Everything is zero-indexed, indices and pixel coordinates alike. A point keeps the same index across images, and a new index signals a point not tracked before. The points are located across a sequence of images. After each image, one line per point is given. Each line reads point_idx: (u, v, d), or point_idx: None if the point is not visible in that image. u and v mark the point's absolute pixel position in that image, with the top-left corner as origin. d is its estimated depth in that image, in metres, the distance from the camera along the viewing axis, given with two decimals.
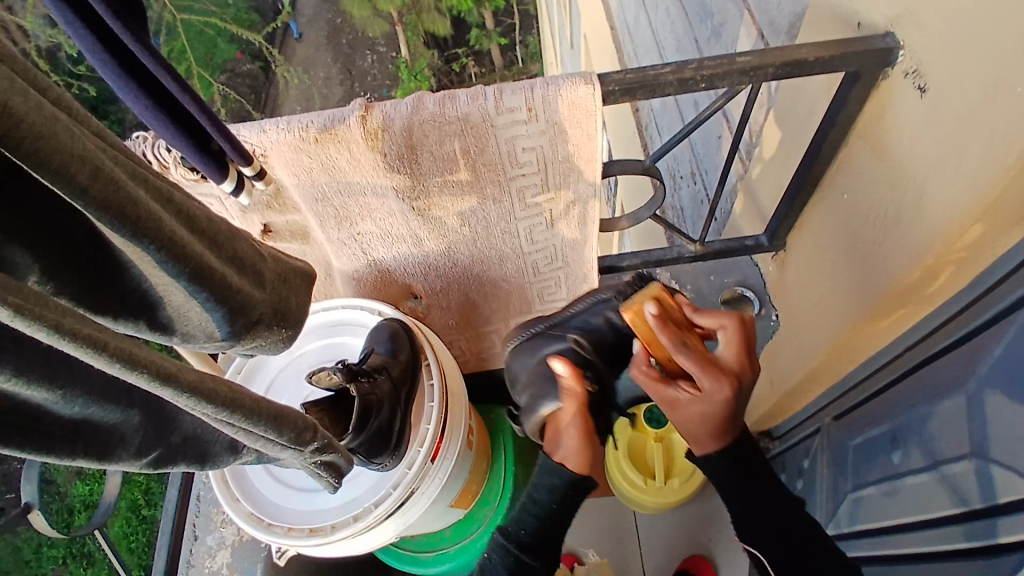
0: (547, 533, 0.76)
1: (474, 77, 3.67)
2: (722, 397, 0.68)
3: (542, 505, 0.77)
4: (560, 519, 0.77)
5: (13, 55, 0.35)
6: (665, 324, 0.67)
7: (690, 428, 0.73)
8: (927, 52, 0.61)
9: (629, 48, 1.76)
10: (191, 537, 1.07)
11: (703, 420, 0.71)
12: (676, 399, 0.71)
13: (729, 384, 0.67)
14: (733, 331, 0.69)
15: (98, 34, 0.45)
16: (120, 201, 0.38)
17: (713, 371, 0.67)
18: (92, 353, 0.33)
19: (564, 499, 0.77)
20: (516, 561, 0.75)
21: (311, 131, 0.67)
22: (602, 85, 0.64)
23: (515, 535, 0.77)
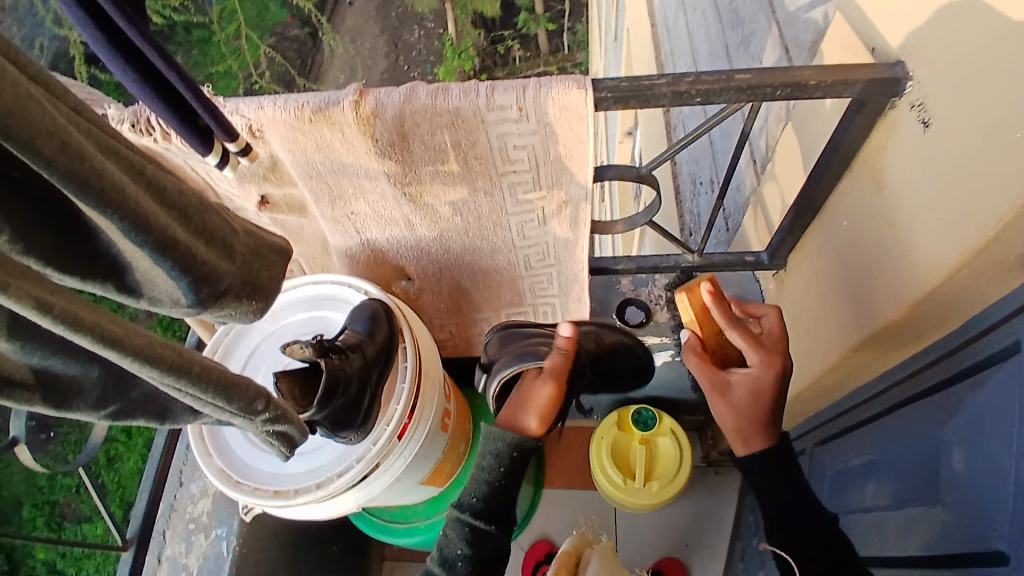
0: (497, 499, 0.84)
1: (517, 60, 3.62)
2: (770, 373, 0.76)
3: (489, 472, 0.85)
4: (508, 487, 0.84)
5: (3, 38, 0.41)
6: (721, 303, 0.77)
7: (742, 416, 0.78)
8: (934, 87, 0.60)
9: (666, 47, 1.72)
10: (176, 483, 1.12)
11: (752, 401, 0.77)
12: (730, 382, 0.78)
13: (781, 361, 0.76)
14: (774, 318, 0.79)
15: (90, 14, 0.50)
16: (84, 172, 0.41)
17: (761, 349, 0.76)
18: (38, 314, 0.38)
19: (507, 471, 0.85)
20: (471, 530, 0.82)
21: (306, 111, 0.71)
22: (595, 90, 0.65)
23: (467, 505, 0.84)
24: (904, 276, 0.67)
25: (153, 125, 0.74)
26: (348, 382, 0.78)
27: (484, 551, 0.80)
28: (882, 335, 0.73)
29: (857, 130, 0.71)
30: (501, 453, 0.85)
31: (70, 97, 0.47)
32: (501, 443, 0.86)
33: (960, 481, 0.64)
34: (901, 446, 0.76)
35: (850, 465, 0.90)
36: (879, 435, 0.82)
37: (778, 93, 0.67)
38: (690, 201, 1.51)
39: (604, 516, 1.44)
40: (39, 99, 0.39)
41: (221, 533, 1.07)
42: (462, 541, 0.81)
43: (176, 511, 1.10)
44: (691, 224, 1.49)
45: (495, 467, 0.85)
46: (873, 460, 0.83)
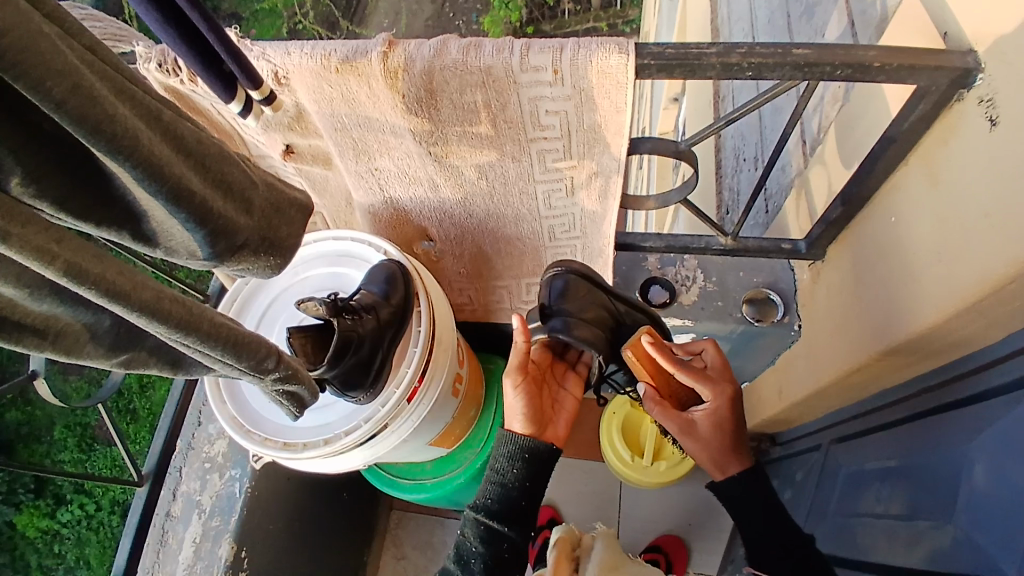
0: (514, 502, 0.81)
1: (566, 14, 3.47)
2: (724, 402, 0.82)
3: (504, 474, 0.82)
4: (525, 489, 0.82)
5: None
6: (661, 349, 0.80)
7: (712, 452, 0.82)
8: (1006, 84, 0.55)
9: (724, 10, 1.61)
10: (196, 422, 1.17)
11: (717, 433, 0.82)
12: (691, 421, 0.83)
13: (732, 388, 0.82)
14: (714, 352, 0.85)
15: None
16: (97, 117, 0.40)
17: (710, 381, 0.81)
18: (41, 264, 0.38)
19: (529, 472, 0.82)
20: (487, 529, 0.80)
21: (333, 60, 0.68)
22: (637, 56, 0.60)
23: (482, 504, 0.82)
24: (945, 285, 0.63)
25: (180, 66, 0.73)
26: (360, 343, 0.78)
27: (500, 551, 0.80)
28: (915, 343, 0.69)
29: (918, 119, 0.65)
30: (512, 455, 0.83)
31: (85, 36, 0.46)
32: (511, 447, 0.84)
33: (975, 502, 0.61)
34: (918, 457, 0.73)
35: (864, 469, 0.87)
36: (899, 444, 0.79)
37: (838, 73, 0.62)
38: (731, 178, 1.44)
39: (609, 489, 1.45)
40: (51, 36, 0.37)
41: (235, 474, 1.12)
42: (477, 540, 0.80)
43: (194, 449, 1.15)
44: (729, 203, 1.43)
45: (509, 470, 0.82)
46: (888, 468, 0.81)
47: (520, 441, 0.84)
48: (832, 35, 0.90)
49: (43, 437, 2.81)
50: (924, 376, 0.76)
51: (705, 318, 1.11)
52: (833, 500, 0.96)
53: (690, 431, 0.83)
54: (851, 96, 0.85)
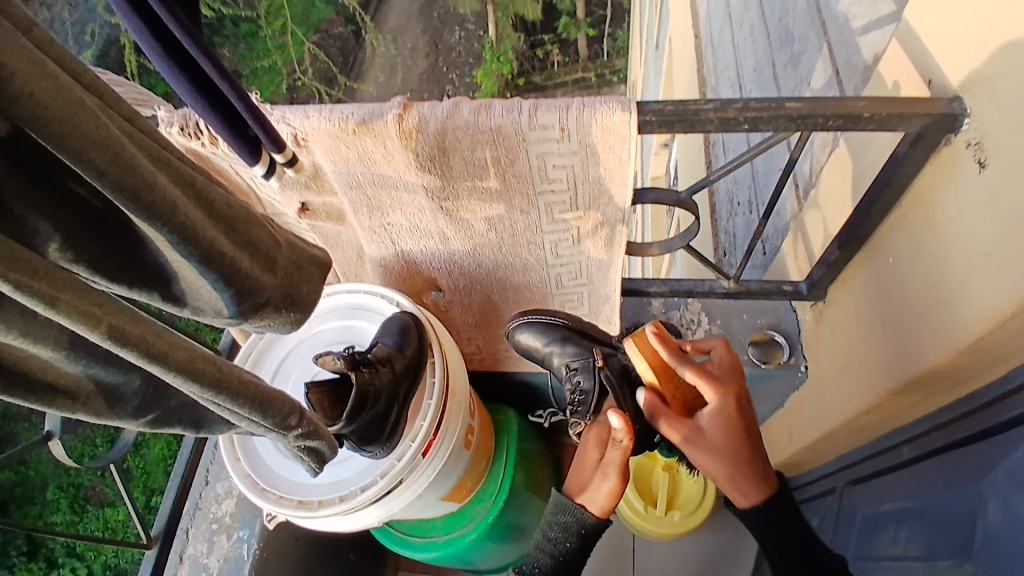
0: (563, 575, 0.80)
1: (556, 66, 3.63)
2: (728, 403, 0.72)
3: (556, 544, 0.80)
4: (575, 559, 0.80)
5: (59, 49, 0.43)
6: (666, 340, 0.73)
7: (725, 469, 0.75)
8: (995, 128, 0.58)
9: (708, 61, 1.70)
10: (203, 480, 1.16)
11: (728, 432, 0.73)
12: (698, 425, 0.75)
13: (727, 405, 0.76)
14: (723, 351, 0.76)
15: (156, 34, 0.54)
16: (136, 184, 0.42)
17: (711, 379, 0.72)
18: (85, 326, 0.39)
19: (579, 538, 0.79)
20: None
21: (350, 123, 0.71)
22: (639, 113, 0.64)
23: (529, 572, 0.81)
24: (950, 321, 0.64)
25: (200, 129, 0.76)
26: (376, 398, 0.79)
27: None
28: (926, 380, 0.70)
29: (912, 162, 0.68)
30: (569, 529, 0.79)
31: (124, 107, 0.48)
32: (568, 518, 0.79)
33: (995, 536, 0.60)
34: (933, 494, 0.72)
35: (881, 510, 0.86)
36: (916, 483, 0.78)
37: (831, 123, 0.65)
38: (727, 221, 1.48)
39: (622, 540, 1.42)
40: (92, 109, 0.40)
41: (243, 535, 1.09)
42: None
43: (202, 509, 1.14)
44: (726, 245, 1.46)
45: (564, 542, 0.79)
46: (906, 507, 0.79)
47: (580, 516, 0.78)
48: (818, 85, 0.95)
49: (35, 497, 2.73)
50: (935, 412, 0.76)
51: None
52: (853, 543, 0.93)
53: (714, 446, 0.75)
54: (841, 142, 0.89)
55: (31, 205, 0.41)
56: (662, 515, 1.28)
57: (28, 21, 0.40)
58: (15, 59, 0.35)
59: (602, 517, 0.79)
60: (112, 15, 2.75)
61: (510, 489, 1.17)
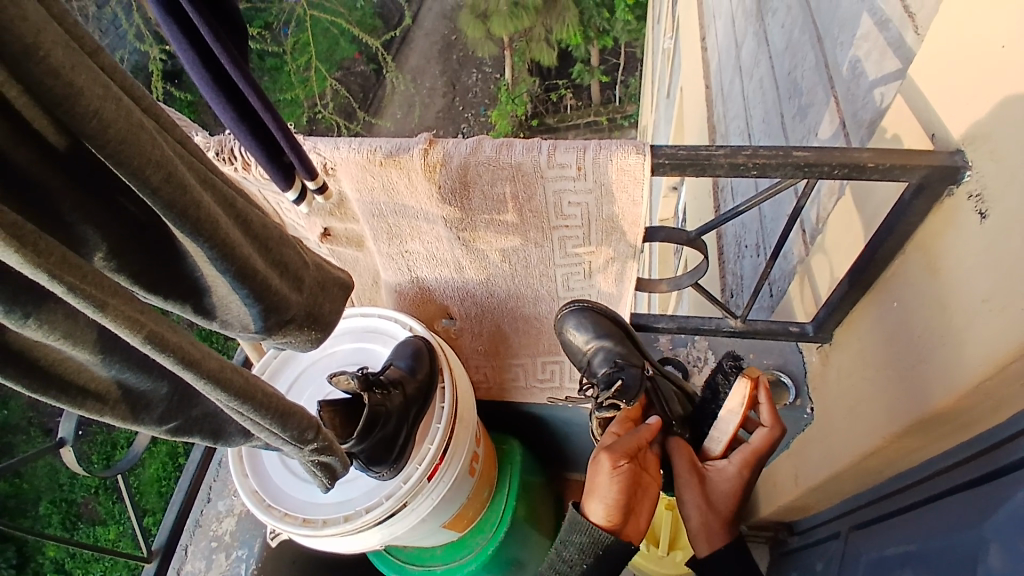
0: None
1: (569, 109, 3.75)
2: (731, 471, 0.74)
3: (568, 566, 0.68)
4: None
5: (124, 76, 0.47)
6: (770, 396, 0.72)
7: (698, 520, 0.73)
8: (995, 181, 0.60)
9: (718, 110, 1.76)
10: (205, 498, 1.17)
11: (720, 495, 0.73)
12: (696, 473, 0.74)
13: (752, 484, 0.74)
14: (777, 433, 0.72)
15: (211, 71, 0.58)
16: (185, 203, 0.45)
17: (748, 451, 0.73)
18: (129, 331, 0.42)
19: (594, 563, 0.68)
20: None
21: (378, 155, 0.75)
22: (652, 156, 0.66)
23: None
24: (952, 365, 0.65)
25: (235, 155, 0.80)
26: (387, 419, 0.80)
27: None
28: (930, 423, 0.71)
29: (914, 211, 0.71)
30: (586, 550, 0.68)
31: (177, 131, 0.52)
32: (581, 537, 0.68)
33: None
34: (935, 538, 0.72)
35: (884, 556, 0.85)
36: (919, 528, 0.77)
37: (836, 172, 0.69)
38: (734, 264, 1.50)
39: None
40: (151, 131, 0.43)
41: (242, 554, 1.09)
42: None
43: (201, 527, 1.14)
44: (733, 286, 1.48)
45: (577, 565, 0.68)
46: (908, 551, 0.78)
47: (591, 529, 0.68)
48: (825, 136, 0.99)
49: (27, 512, 2.70)
50: (939, 456, 0.76)
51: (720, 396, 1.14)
52: None
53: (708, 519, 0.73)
54: (847, 190, 0.92)
55: (85, 215, 0.44)
56: (663, 555, 1.27)
57: (97, 47, 0.44)
58: (86, 79, 0.38)
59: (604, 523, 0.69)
60: (147, 46, 2.88)
61: (511, 522, 1.16)
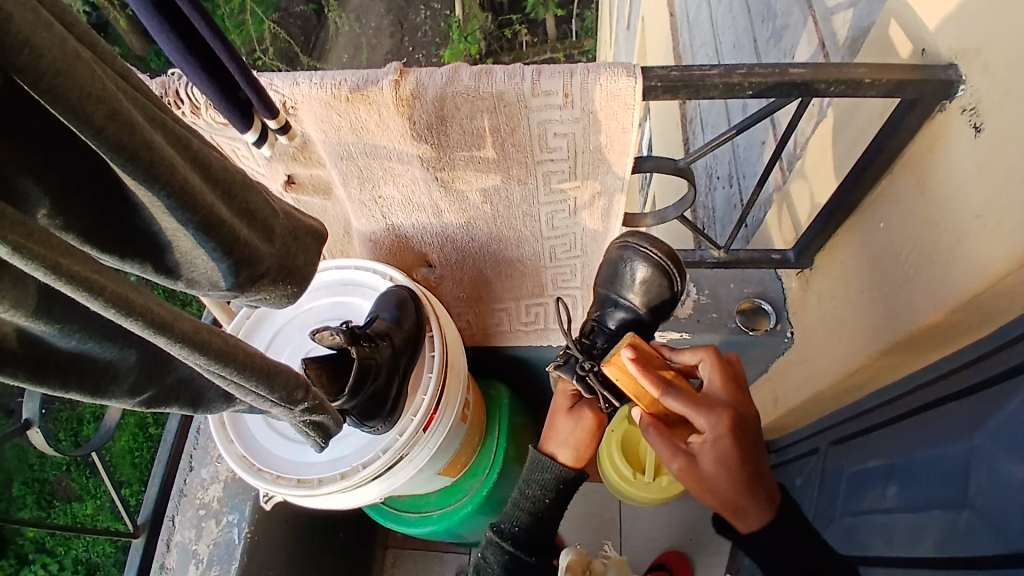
0: (539, 530, 0.85)
1: (525, 46, 3.56)
2: (725, 432, 0.71)
3: (535, 501, 0.85)
4: (550, 514, 0.85)
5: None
6: (644, 368, 0.74)
7: (726, 497, 0.72)
8: (989, 95, 0.58)
9: (684, 39, 1.70)
10: (187, 467, 1.12)
11: (724, 466, 0.71)
12: (691, 456, 0.73)
13: (727, 416, 0.71)
14: (712, 364, 0.77)
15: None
16: (134, 144, 0.39)
17: (703, 405, 0.72)
18: (87, 295, 0.36)
19: (555, 492, 0.85)
20: (510, 558, 0.84)
21: (343, 90, 0.69)
22: (644, 79, 0.63)
23: (507, 531, 0.86)
24: (943, 282, 0.66)
25: (182, 98, 0.72)
26: (378, 371, 0.77)
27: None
28: (918, 337, 0.72)
29: (904, 130, 0.70)
30: (547, 485, 0.85)
31: (116, 62, 0.45)
32: (549, 475, 0.85)
33: (986, 488, 0.63)
34: (921, 451, 0.75)
35: (867, 468, 0.89)
36: (903, 440, 0.80)
37: (830, 89, 0.67)
38: (705, 196, 1.49)
39: (609, 510, 1.47)
40: (87, 62, 0.36)
41: (233, 519, 1.07)
42: (498, 566, 0.84)
43: (187, 496, 1.10)
44: (705, 219, 1.48)
45: (541, 499, 0.85)
46: (892, 464, 0.82)
47: (557, 471, 0.85)
48: (802, 57, 0.96)
49: None
50: (920, 372, 0.78)
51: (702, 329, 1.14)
52: (839, 502, 0.96)
53: (691, 472, 0.73)
54: (826, 112, 0.90)
55: (22, 164, 0.38)
56: (650, 481, 1.29)
57: None
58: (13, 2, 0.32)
59: (575, 466, 0.86)
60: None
61: (503, 463, 1.17)
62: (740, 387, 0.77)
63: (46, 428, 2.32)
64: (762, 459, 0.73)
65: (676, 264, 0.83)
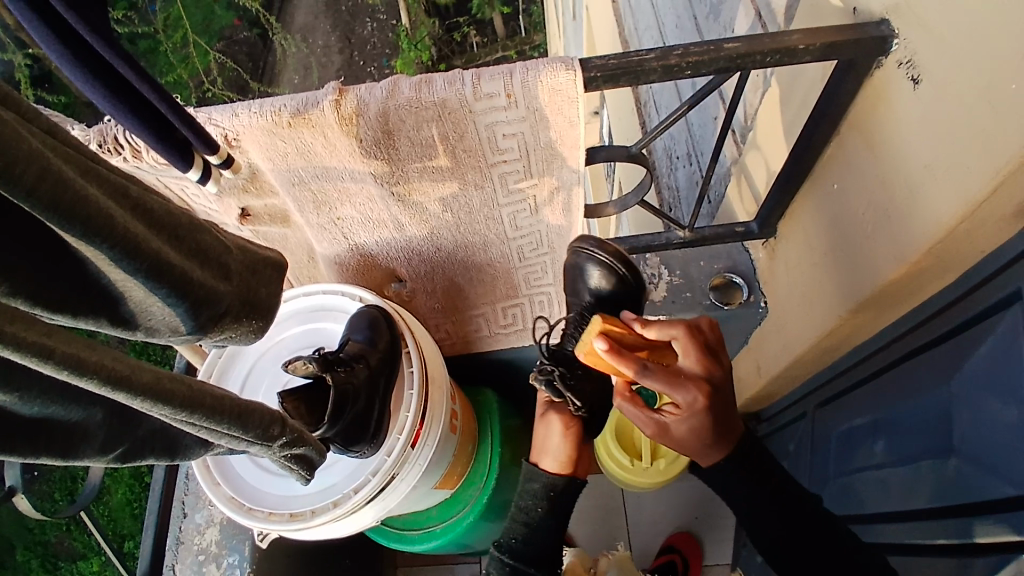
0: (539, 544, 0.83)
1: (475, 47, 3.55)
2: (699, 408, 0.71)
3: (529, 513, 0.84)
4: (549, 524, 0.83)
5: None
6: (619, 355, 0.70)
7: (689, 447, 0.75)
8: (924, 46, 0.59)
9: (629, 23, 1.71)
10: (180, 514, 1.10)
11: (696, 432, 0.73)
12: (663, 423, 0.75)
13: (700, 392, 0.70)
14: (686, 339, 0.73)
15: (73, 50, 0.49)
16: (70, 200, 0.38)
17: (678, 383, 0.70)
18: (36, 359, 0.35)
19: (552, 502, 0.84)
20: (510, 570, 0.82)
21: (284, 115, 0.68)
22: (583, 71, 0.63)
23: (506, 545, 0.84)
24: (902, 234, 0.67)
25: (121, 144, 0.70)
26: (356, 395, 0.76)
27: None
28: (884, 292, 0.73)
29: (846, 91, 0.71)
30: (539, 494, 0.84)
31: (43, 120, 0.44)
32: (540, 484, 0.84)
33: (970, 430, 0.64)
34: (904, 402, 0.77)
35: (854, 426, 0.91)
36: (885, 394, 0.82)
37: (768, 59, 0.67)
38: (667, 176, 1.51)
39: (612, 500, 1.47)
40: (11, 124, 0.35)
41: (233, 561, 1.06)
42: None
43: (183, 543, 1.08)
44: (670, 199, 1.49)
45: (534, 509, 0.84)
46: (878, 418, 0.84)
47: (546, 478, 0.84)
48: (741, 30, 0.97)
49: None
50: (893, 325, 0.80)
51: (677, 310, 1.16)
52: (832, 462, 0.98)
53: (664, 432, 0.76)
54: (770, 82, 0.91)
55: None
56: (647, 465, 1.30)
57: None
58: None
59: (564, 474, 0.85)
60: (5, 52, 2.55)
61: (500, 467, 1.17)
62: (713, 354, 0.74)
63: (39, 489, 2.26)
64: (732, 419, 0.74)
65: (624, 261, 0.86)
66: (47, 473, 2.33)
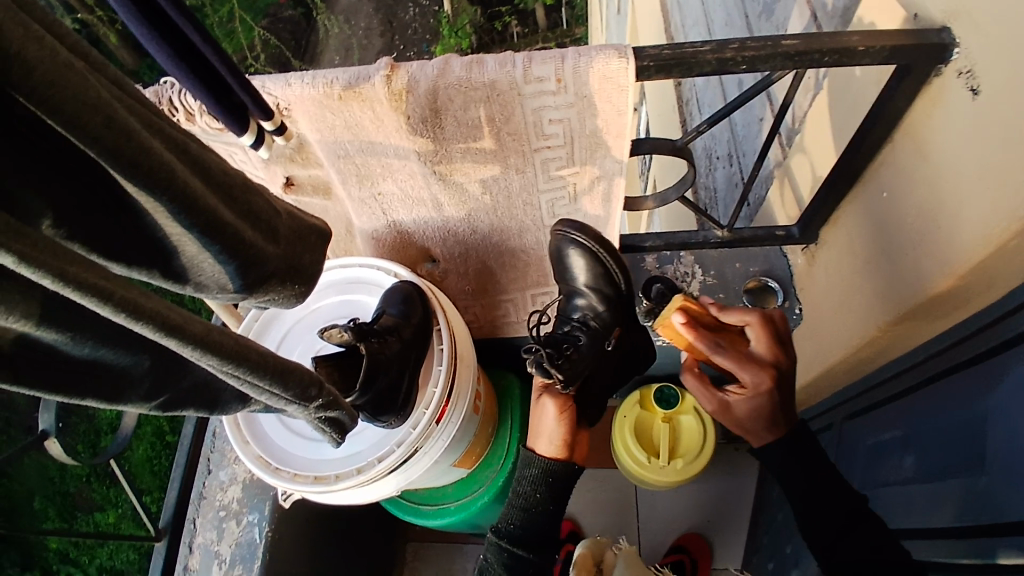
0: (538, 527, 0.84)
1: (516, 36, 3.52)
2: (765, 389, 0.73)
3: (526, 497, 0.85)
4: (550, 508, 0.85)
5: (50, 12, 0.40)
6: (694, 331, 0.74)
7: (744, 428, 0.77)
8: (987, 54, 0.58)
9: (677, 19, 1.68)
10: (205, 470, 1.13)
11: (763, 414, 0.75)
12: (726, 403, 0.77)
13: (767, 373, 0.73)
14: (760, 326, 0.74)
15: (143, 9, 0.50)
16: (132, 150, 0.39)
17: (748, 364, 0.73)
18: (97, 301, 0.37)
19: (548, 488, 0.85)
20: (510, 555, 0.83)
21: (336, 88, 0.69)
22: (636, 60, 0.63)
23: (504, 529, 0.85)
24: (950, 246, 0.65)
25: (175, 106, 0.73)
26: (389, 365, 0.78)
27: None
28: (927, 304, 0.72)
29: (903, 95, 0.69)
30: (536, 479, 0.85)
31: (111, 72, 0.45)
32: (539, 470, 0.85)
33: (1005, 452, 0.63)
34: (938, 418, 0.75)
35: (883, 440, 0.89)
36: (919, 409, 0.80)
37: (824, 59, 0.66)
38: (705, 177, 1.49)
39: (625, 496, 1.47)
40: (80, 71, 0.37)
41: (254, 519, 1.09)
42: (501, 565, 0.83)
43: (206, 498, 1.11)
44: (707, 200, 1.47)
45: (532, 494, 0.85)
46: (908, 433, 0.82)
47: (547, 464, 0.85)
48: (794, 29, 0.95)
49: None
50: (932, 339, 0.78)
51: None
52: (857, 472, 0.96)
53: (725, 412, 0.78)
54: (822, 84, 0.89)
55: (26, 173, 0.38)
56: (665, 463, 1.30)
57: None
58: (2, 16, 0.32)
59: (564, 456, 0.86)
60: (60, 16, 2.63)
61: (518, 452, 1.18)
62: (784, 344, 0.76)
63: (69, 438, 2.35)
64: (792, 406, 0.76)
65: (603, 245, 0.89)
66: (74, 424, 2.41)
